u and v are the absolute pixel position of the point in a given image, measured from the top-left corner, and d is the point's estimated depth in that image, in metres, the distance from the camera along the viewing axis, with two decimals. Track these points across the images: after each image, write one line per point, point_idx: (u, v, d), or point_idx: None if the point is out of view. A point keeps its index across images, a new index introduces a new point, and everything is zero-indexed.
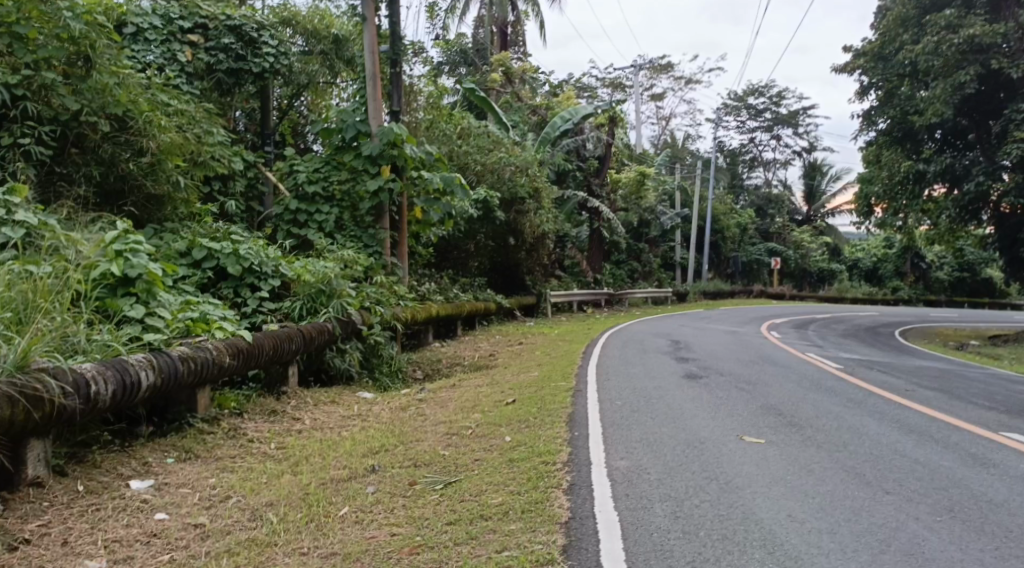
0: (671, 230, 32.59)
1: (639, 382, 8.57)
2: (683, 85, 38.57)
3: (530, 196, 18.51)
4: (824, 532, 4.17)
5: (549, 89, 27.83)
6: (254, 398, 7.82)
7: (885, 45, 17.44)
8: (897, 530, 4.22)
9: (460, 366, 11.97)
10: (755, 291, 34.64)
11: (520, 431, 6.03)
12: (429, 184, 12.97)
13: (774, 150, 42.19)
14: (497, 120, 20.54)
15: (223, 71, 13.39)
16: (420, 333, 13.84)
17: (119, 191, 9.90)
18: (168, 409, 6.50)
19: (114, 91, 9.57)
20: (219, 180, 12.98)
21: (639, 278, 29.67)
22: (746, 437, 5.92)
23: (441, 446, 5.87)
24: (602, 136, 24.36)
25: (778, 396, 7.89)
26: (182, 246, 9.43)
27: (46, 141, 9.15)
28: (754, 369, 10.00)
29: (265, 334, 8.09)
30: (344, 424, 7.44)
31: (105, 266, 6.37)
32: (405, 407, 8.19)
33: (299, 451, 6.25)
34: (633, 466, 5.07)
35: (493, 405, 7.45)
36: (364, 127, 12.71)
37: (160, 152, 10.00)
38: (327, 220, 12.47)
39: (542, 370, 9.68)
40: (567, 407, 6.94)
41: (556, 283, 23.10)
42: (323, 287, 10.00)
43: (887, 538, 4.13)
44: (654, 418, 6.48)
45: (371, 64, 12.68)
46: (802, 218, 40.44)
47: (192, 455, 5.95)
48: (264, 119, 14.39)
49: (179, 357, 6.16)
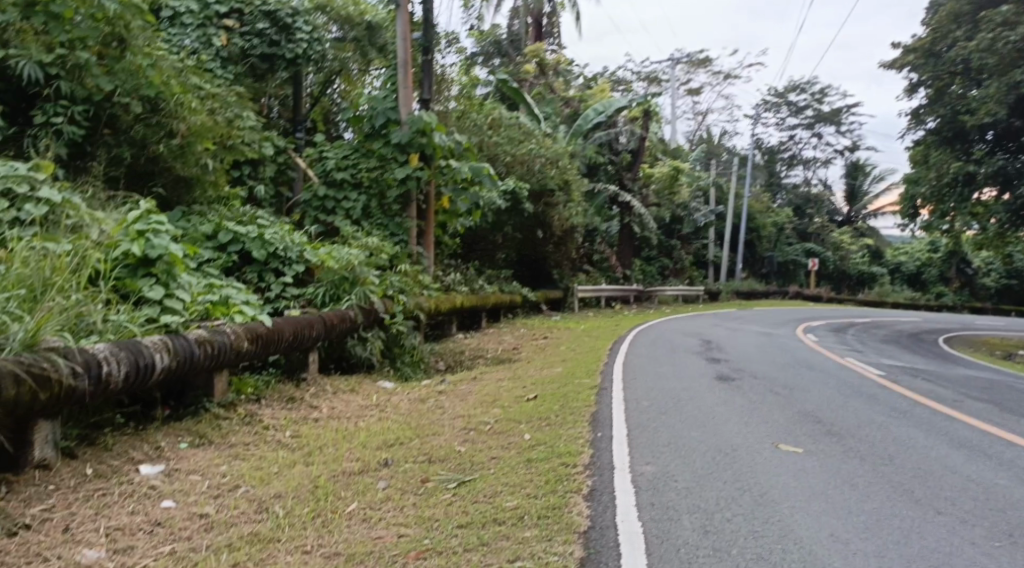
0: (705, 228, 32.26)
1: (666, 383, 8.36)
2: (722, 80, 38.03)
3: (560, 188, 18.34)
4: (869, 554, 3.96)
5: (584, 82, 27.57)
6: (273, 384, 7.75)
7: (937, 41, 16.88)
8: (952, 554, 4.01)
9: (484, 359, 11.83)
10: (791, 292, 34.16)
11: (540, 430, 5.85)
12: (457, 174, 12.81)
13: (816, 148, 41.52)
14: (530, 112, 20.36)
15: (257, 56, 13.33)
16: (444, 325, 13.74)
17: (148, 173, 9.85)
18: (184, 394, 6.41)
19: (147, 72, 9.47)
20: (249, 164, 12.90)
21: (670, 275, 29.51)
22: (781, 446, 5.70)
23: (457, 442, 5.71)
24: (636, 130, 24.09)
25: (815, 402, 7.65)
26: (208, 229, 9.39)
27: (78, 121, 9.03)
28: (788, 373, 9.74)
29: (286, 320, 7.98)
30: (361, 414, 7.33)
31: (125, 246, 6.29)
32: (424, 399, 8.06)
33: (314, 440, 6.14)
34: (660, 474, 4.87)
35: (513, 401, 7.30)
36: (393, 115, 12.64)
37: (191, 134, 9.92)
38: (355, 207, 12.30)
39: (565, 366, 9.51)
40: (589, 406, 6.76)
41: (585, 278, 22.88)
42: (346, 274, 9.91)
43: (940, 564, 3.92)
44: (683, 421, 6.28)
45: (404, 51, 12.56)
46: (843, 219, 39.85)
47: (204, 440, 5.85)
48: (297, 106, 14.34)
49: (196, 340, 6.04)
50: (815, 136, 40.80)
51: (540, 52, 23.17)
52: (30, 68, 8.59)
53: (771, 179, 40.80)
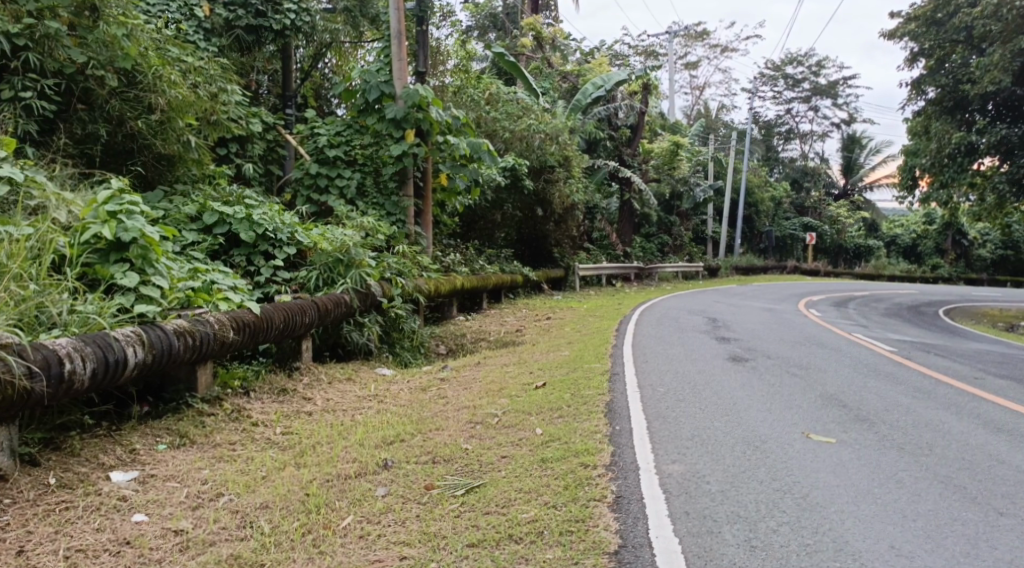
0: (704, 204, 31.45)
1: (680, 366, 7.84)
2: (719, 53, 37.31)
3: (559, 164, 17.70)
4: None
5: (580, 57, 26.90)
6: (264, 374, 7.25)
7: (938, 8, 16.19)
8: None
9: (486, 342, 11.32)
10: (789, 266, 33.72)
11: (549, 423, 5.36)
12: (456, 150, 12.27)
13: (812, 122, 40.82)
14: (527, 86, 19.73)
15: (242, 28, 12.74)
16: (443, 306, 13.24)
17: (127, 152, 9.33)
18: (164, 389, 5.91)
19: (123, 43, 8.86)
20: (236, 141, 12.33)
21: (670, 251, 28.96)
22: (813, 435, 5.21)
23: (463, 438, 5.21)
24: (635, 104, 23.41)
25: (837, 383, 7.15)
26: (192, 210, 8.89)
27: (48, 95, 8.54)
28: (801, 351, 9.23)
29: (274, 306, 7.46)
30: (357, 406, 6.82)
31: (95, 229, 5.74)
32: (426, 389, 7.56)
33: (307, 437, 5.63)
34: (688, 474, 4.40)
35: (520, 389, 6.81)
36: (388, 89, 11.95)
37: (170, 109, 9.39)
38: (349, 185, 11.80)
39: (573, 349, 9.00)
40: (602, 394, 6.26)
41: (585, 255, 22.34)
42: (341, 256, 9.37)
43: None
44: (704, 409, 5.79)
45: (396, 21, 12.02)
46: (839, 192, 39.26)
47: (185, 440, 5.35)
48: (286, 81, 13.72)
49: (174, 331, 5.53)
50: (812, 109, 40.18)
51: (535, 25, 22.43)
52: None
53: (768, 153, 40.42)
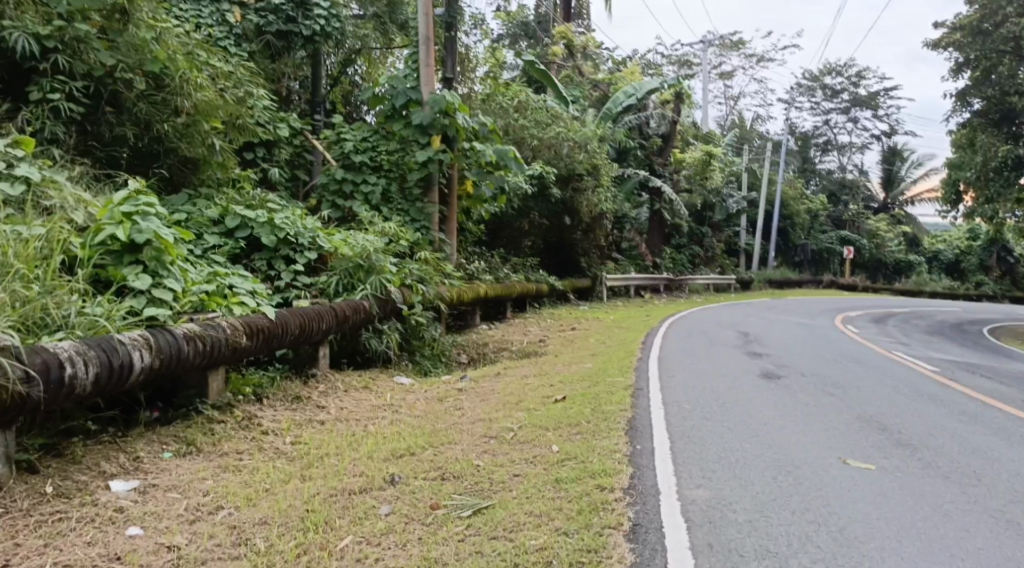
0: (736, 216, 31.03)
1: (706, 382, 7.60)
2: (755, 63, 36.89)
3: (589, 173, 17.45)
4: None
5: (612, 65, 26.68)
6: (278, 382, 7.12)
7: (985, 17, 15.73)
8: None
9: (509, 351, 11.13)
10: (825, 281, 33.14)
11: (566, 440, 5.15)
12: (482, 157, 12.11)
13: (851, 133, 40.21)
14: (558, 95, 19.56)
15: (272, 33, 12.77)
16: (466, 315, 13.07)
17: (153, 154, 9.29)
18: (175, 394, 5.79)
19: (151, 47, 8.89)
20: (263, 146, 12.27)
21: (701, 263, 28.58)
22: (849, 460, 4.95)
23: (475, 453, 5.02)
24: (667, 114, 23.27)
25: (874, 404, 6.86)
26: (214, 213, 8.83)
27: (76, 98, 8.47)
28: (834, 368, 8.93)
29: (291, 312, 7.33)
30: (372, 416, 6.66)
31: (109, 230, 5.64)
32: (443, 399, 7.38)
33: (317, 448, 5.47)
34: (714, 501, 4.18)
35: (539, 402, 6.60)
36: (415, 94, 11.78)
37: (196, 112, 9.30)
38: (374, 191, 11.72)
39: (597, 361, 8.79)
40: (624, 410, 6.04)
41: (614, 266, 22.06)
42: (361, 261, 9.25)
43: None
44: (732, 429, 5.55)
45: (425, 27, 11.87)
46: (878, 206, 38.59)
47: (193, 449, 5.21)
48: (315, 87, 13.60)
49: (184, 336, 5.40)
50: (851, 120, 39.58)
51: (568, 33, 22.26)
52: (24, 40, 8.04)
53: (804, 164, 39.90)
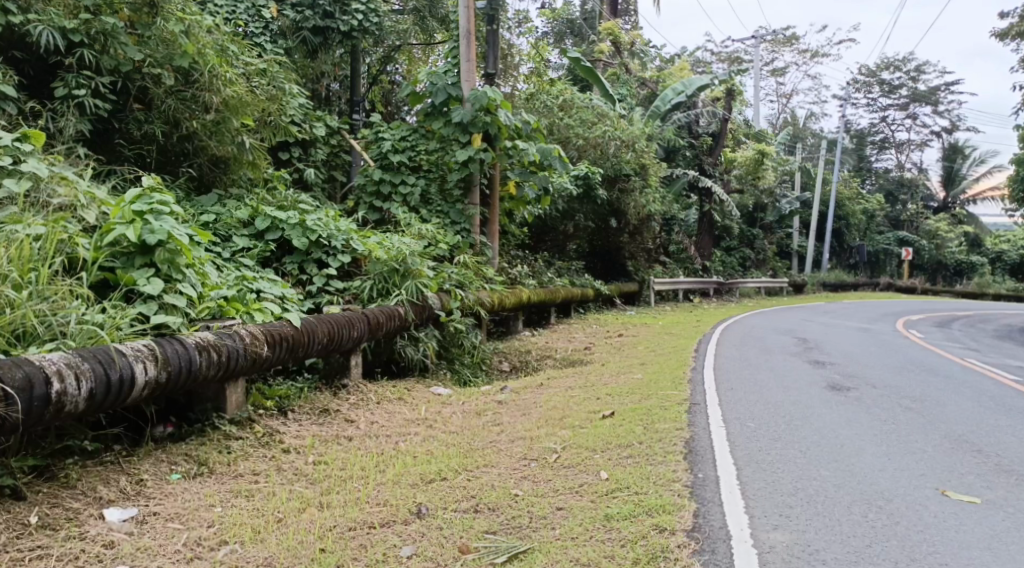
0: (789, 218, 30.04)
1: (768, 396, 6.93)
2: (808, 59, 35.85)
3: (636, 172, 16.78)
4: None
5: (659, 64, 26.05)
6: (306, 393, 6.67)
7: None
8: None
9: (553, 359, 10.53)
10: (882, 284, 31.97)
11: (616, 466, 4.54)
12: (525, 156, 11.54)
13: (909, 131, 38.96)
14: (604, 93, 18.93)
15: (309, 30, 12.36)
16: (509, 320, 12.56)
17: (183, 153, 8.97)
18: (190, 408, 5.33)
19: (181, 40, 8.58)
20: (298, 146, 11.94)
21: (752, 266, 27.68)
22: (949, 491, 4.34)
23: (513, 480, 4.46)
24: (718, 111, 22.15)
25: (962, 422, 6.15)
26: (244, 215, 8.50)
27: (103, 93, 8.18)
28: (905, 379, 8.18)
29: (318, 319, 6.83)
30: (404, 431, 6.15)
31: (119, 230, 5.24)
32: (481, 413, 6.86)
33: (339, 470, 4.95)
34: (799, 550, 3.64)
35: (583, 419, 6.02)
36: (455, 91, 11.26)
37: (225, 108, 8.89)
38: (413, 193, 11.29)
39: (647, 372, 8.17)
40: (679, 428, 5.46)
41: (662, 269, 21.37)
42: (397, 265, 8.76)
43: None
44: (807, 452, 4.91)
45: (466, 20, 11.43)
46: (937, 205, 37.44)
47: (204, 470, 4.72)
48: (354, 85, 13.20)
49: (196, 346, 4.94)
50: (909, 117, 38.31)
51: (615, 30, 21.69)
52: (49, 33, 7.70)
53: (860, 164, 39.11)
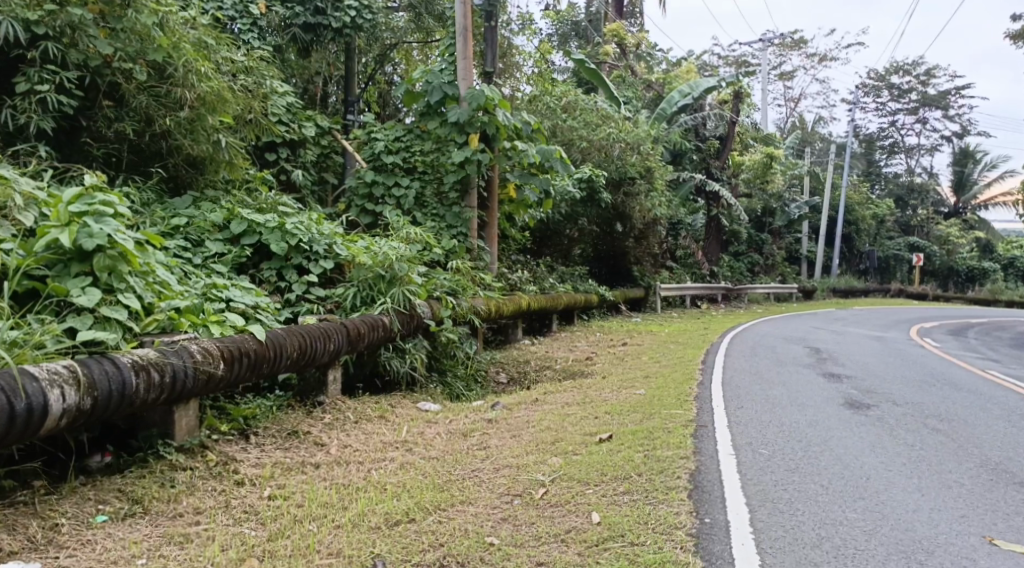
0: (799, 223, 29.29)
1: (785, 416, 6.27)
2: (818, 61, 35.21)
3: (641, 176, 16.12)
4: None
5: (666, 66, 25.50)
6: (275, 413, 6.07)
7: None
8: None
9: (552, 370, 9.88)
10: (893, 290, 31.19)
11: (610, 505, 4.00)
12: (524, 158, 10.87)
13: (920, 134, 38.30)
14: (609, 95, 18.32)
15: (299, 26, 11.75)
16: (507, 328, 11.93)
17: (157, 152, 8.37)
18: (134, 436, 4.74)
19: (155, 34, 7.87)
20: (286, 146, 11.33)
21: (761, 272, 27.01)
22: (998, 539, 3.76)
23: (491, 523, 3.89)
24: (725, 114, 21.56)
25: (1003, 446, 5.50)
26: (219, 218, 7.90)
27: (68, 89, 7.53)
28: (930, 394, 7.51)
29: (290, 331, 6.17)
30: (379, 456, 5.52)
31: (51, 234, 4.69)
32: (467, 434, 6.25)
33: (295, 506, 4.33)
34: None
35: (580, 443, 5.40)
36: (452, 89, 10.66)
37: (201, 104, 8.20)
38: (406, 195, 10.64)
39: (651, 387, 7.53)
40: (684, 455, 4.86)
41: (668, 275, 20.71)
42: (382, 272, 8.12)
43: None
44: (830, 488, 4.33)
45: (462, 16, 10.82)
46: (949, 211, 36.81)
47: (137, 509, 4.12)
48: (348, 84, 12.53)
49: (133, 365, 4.36)
50: (920, 121, 37.60)
51: (620, 31, 21.17)
52: (9, 25, 7.07)
53: (869, 168, 38.39)
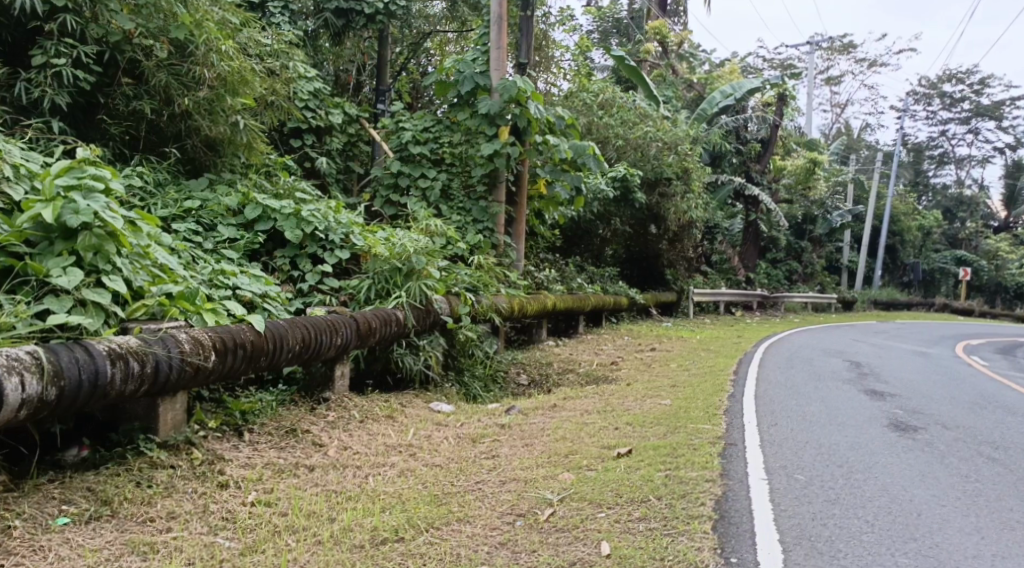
0: (841, 231, 28.47)
1: (825, 437, 5.77)
2: (865, 68, 34.34)
3: (678, 176, 15.59)
4: None
5: (708, 68, 24.96)
6: (275, 410, 5.69)
7: None
8: None
9: (576, 374, 9.42)
10: (936, 305, 30.26)
11: (622, 534, 3.65)
12: (555, 153, 10.40)
13: (972, 145, 37.33)
14: (648, 94, 17.81)
15: (331, 11, 11.30)
16: (532, 328, 11.53)
17: (175, 134, 7.95)
18: (115, 430, 4.40)
19: (178, 10, 7.55)
20: (312, 133, 10.94)
21: (799, 280, 26.33)
22: None
23: (487, 552, 3.55)
24: (768, 117, 20.90)
25: None
26: (233, 202, 7.56)
27: (86, 64, 7.16)
28: (980, 419, 6.94)
29: (292, 322, 5.79)
30: (381, 461, 5.12)
31: (35, 210, 4.36)
32: (477, 440, 5.85)
33: (278, 515, 3.95)
34: None
35: (595, 457, 4.96)
36: (483, 80, 10.26)
37: (221, 84, 7.81)
38: (433, 187, 10.26)
39: (677, 397, 7.08)
40: (709, 476, 4.44)
41: (703, 279, 20.15)
42: (399, 264, 7.70)
43: None
44: (876, 526, 3.90)
45: (498, 3, 10.35)
46: (998, 225, 35.70)
47: (103, 512, 3.80)
48: (380, 73, 11.94)
49: (108, 354, 4.03)
50: (972, 131, 36.55)
51: (663, 29, 20.31)
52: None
53: (918, 177, 37.81)
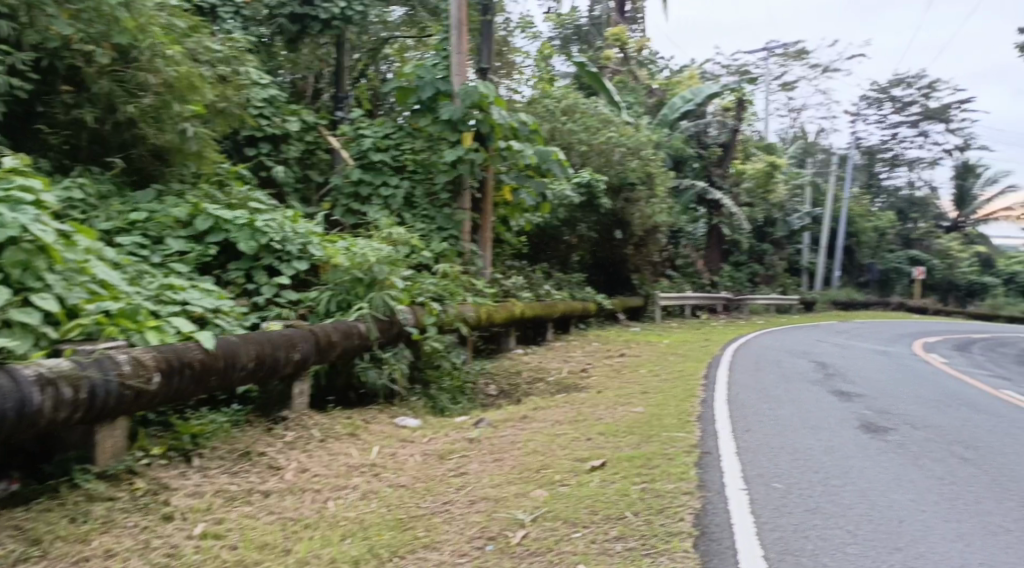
0: (802, 233, 28.64)
1: (803, 442, 5.57)
2: (823, 71, 34.66)
3: (642, 182, 15.47)
4: None
5: (669, 73, 24.98)
6: (229, 431, 5.36)
7: None
8: None
9: (544, 383, 9.16)
10: (895, 303, 30.54)
11: (599, 556, 3.41)
12: (520, 159, 10.10)
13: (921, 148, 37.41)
14: (610, 100, 17.68)
15: (285, 16, 11.05)
16: (499, 337, 11.27)
17: (121, 144, 7.52)
18: (49, 459, 4.12)
19: (120, 15, 7.03)
20: (268, 141, 10.49)
21: (762, 283, 26.39)
22: None
23: None
24: (728, 121, 20.89)
25: None
26: (183, 213, 7.18)
27: (22, 72, 6.74)
28: (956, 419, 6.81)
29: (244, 338, 5.46)
30: (344, 483, 4.80)
31: None
32: (446, 456, 5.55)
33: (228, 550, 3.63)
34: None
35: (569, 470, 4.71)
36: (444, 86, 10.02)
37: (168, 91, 7.45)
38: (395, 194, 9.96)
39: (651, 403, 6.85)
40: (686, 488, 4.21)
41: (668, 284, 20.05)
42: (361, 274, 7.33)
43: None
44: (860, 536, 3.70)
45: (457, 7, 10.09)
46: (951, 225, 36.14)
47: (32, 553, 3.47)
48: (338, 80, 11.61)
49: (36, 380, 3.70)
50: (921, 135, 36.94)
51: (622, 35, 20.18)
52: None
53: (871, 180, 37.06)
